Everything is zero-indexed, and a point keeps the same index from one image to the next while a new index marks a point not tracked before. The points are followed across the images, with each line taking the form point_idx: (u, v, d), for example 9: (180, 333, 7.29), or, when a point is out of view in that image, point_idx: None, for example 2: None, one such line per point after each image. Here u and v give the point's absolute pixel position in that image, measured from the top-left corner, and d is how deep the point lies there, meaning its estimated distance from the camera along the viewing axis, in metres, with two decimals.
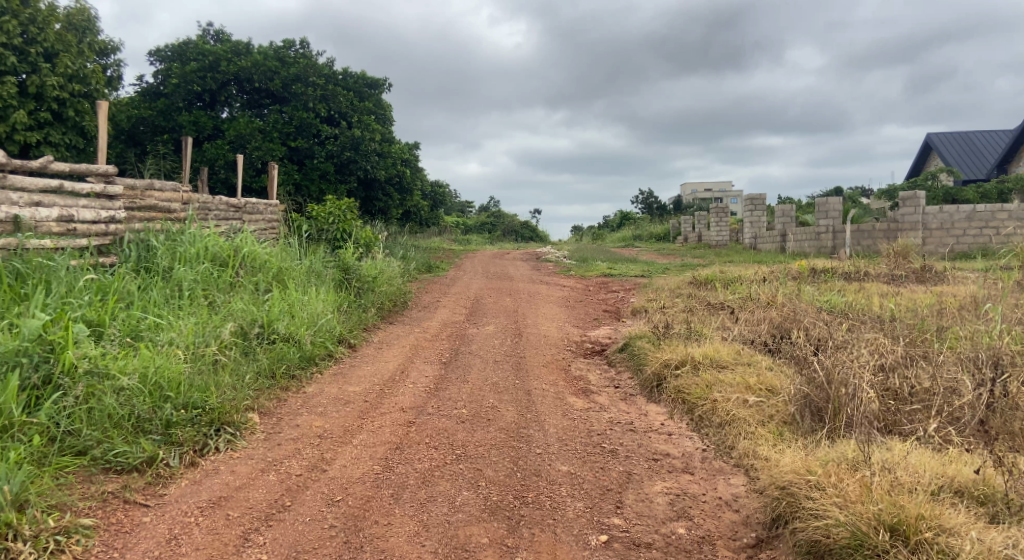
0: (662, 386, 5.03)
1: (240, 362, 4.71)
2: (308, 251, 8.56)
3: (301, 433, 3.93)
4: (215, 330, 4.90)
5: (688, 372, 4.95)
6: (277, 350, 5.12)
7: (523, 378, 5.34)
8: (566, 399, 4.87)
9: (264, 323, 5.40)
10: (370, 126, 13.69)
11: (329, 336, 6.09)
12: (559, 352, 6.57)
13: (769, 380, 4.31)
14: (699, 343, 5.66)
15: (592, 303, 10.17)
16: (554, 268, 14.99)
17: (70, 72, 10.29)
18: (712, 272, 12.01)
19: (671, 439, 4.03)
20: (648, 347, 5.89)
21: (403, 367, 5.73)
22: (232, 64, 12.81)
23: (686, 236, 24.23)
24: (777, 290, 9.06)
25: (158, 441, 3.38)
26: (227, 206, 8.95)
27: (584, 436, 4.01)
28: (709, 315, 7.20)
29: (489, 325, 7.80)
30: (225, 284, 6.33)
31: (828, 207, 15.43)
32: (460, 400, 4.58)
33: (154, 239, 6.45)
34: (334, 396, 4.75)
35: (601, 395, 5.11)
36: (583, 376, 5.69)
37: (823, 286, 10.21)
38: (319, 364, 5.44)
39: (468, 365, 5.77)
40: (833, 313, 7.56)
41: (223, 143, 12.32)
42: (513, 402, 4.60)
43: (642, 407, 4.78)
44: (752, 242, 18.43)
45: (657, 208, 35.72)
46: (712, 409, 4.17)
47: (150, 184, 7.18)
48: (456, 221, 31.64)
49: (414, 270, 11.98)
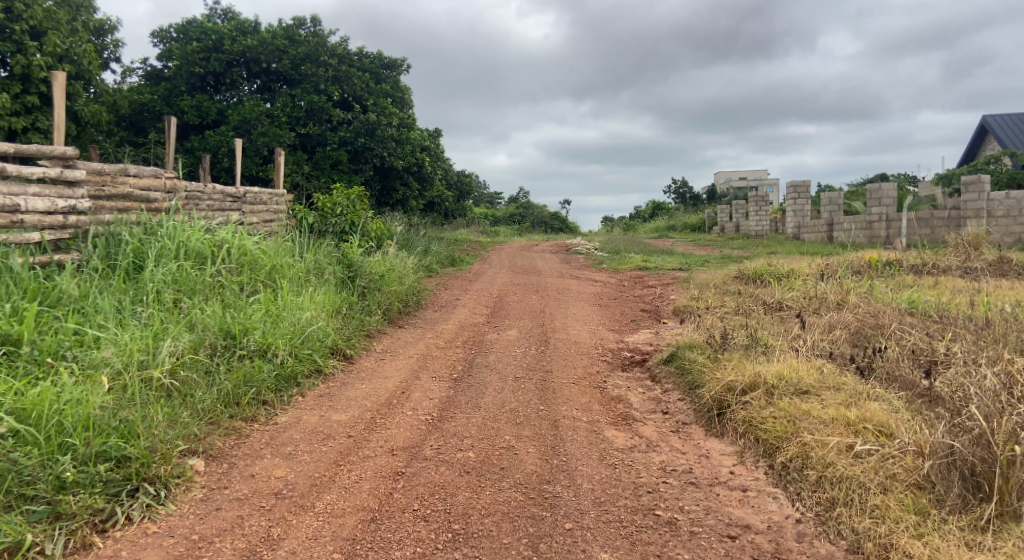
0: (726, 415, 3.97)
1: (193, 388, 3.78)
2: (310, 245, 7.62)
3: (253, 490, 2.96)
4: (172, 343, 4.00)
5: (761, 398, 3.87)
6: (243, 370, 4.14)
7: (548, 403, 4.31)
8: (603, 434, 3.83)
9: (234, 334, 4.46)
10: (386, 110, 12.77)
11: (320, 347, 5.13)
12: (592, 364, 5.53)
13: (882, 420, 3.25)
14: (768, 359, 4.57)
15: (627, 301, 9.10)
16: (585, 261, 13.95)
17: (59, 52, 9.56)
18: (760, 265, 10.82)
19: (749, 499, 3.00)
20: (702, 361, 4.84)
21: (405, 386, 4.74)
22: (237, 44, 11.99)
23: (722, 226, 22.87)
24: (842, 287, 7.90)
25: (37, 513, 2.52)
26: (222, 195, 8.06)
27: (629, 495, 2.98)
28: (770, 320, 6.10)
29: (511, 328, 6.80)
30: (202, 284, 5.40)
31: (881, 194, 14.08)
32: (467, 437, 3.58)
33: (123, 232, 5.60)
34: (311, 430, 3.78)
35: (646, 425, 4.10)
36: (623, 398, 4.67)
37: (890, 281, 8.98)
38: (301, 385, 4.48)
39: (483, 383, 4.77)
40: (916, 316, 6.38)
41: (227, 129, 11.49)
42: (536, 441, 3.58)
43: (700, 446, 3.73)
44: (795, 232, 17.05)
45: (690, 197, 34.13)
46: (802, 456, 3.13)
47: (124, 168, 6.27)
48: (482, 214, 30.78)
49: (434, 265, 11.05)
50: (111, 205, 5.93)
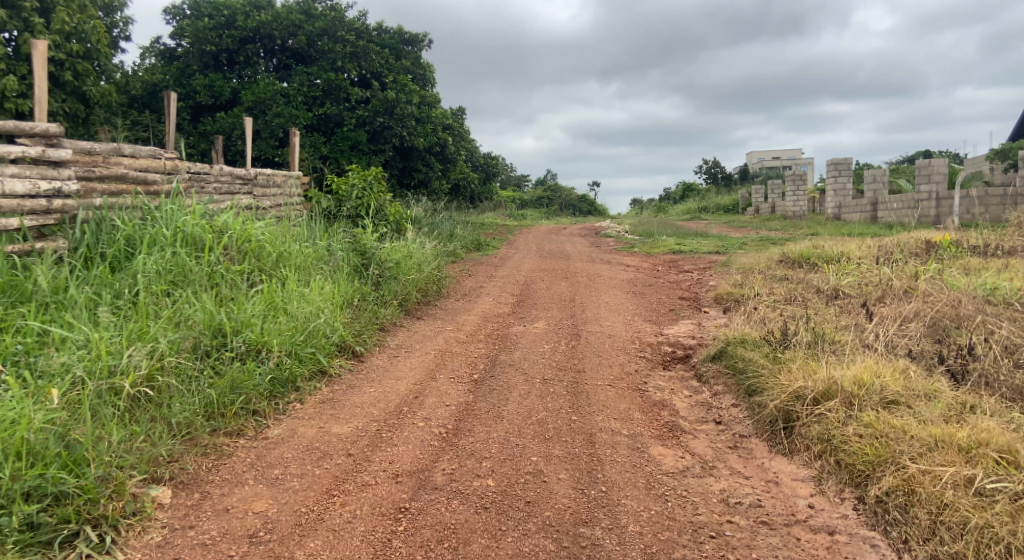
0: (795, 428, 3.33)
1: (169, 398, 3.27)
2: (323, 230, 7.09)
3: (224, 532, 2.47)
4: (149, 343, 3.49)
5: (839, 410, 3.22)
6: (230, 375, 3.59)
7: (581, 412, 3.71)
8: (648, 452, 3.23)
9: (226, 331, 3.94)
10: (407, 87, 12.17)
11: (326, 345, 4.60)
12: (629, 361, 4.91)
13: (1004, 443, 2.63)
14: (839, 360, 3.91)
15: (663, 287, 8.44)
16: (616, 244, 13.28)
17: (69, 29, 8.93)
18: (805, 246, 10.07)
19: (840, 550, 2.43)
20: (760, 360, 4.20)
21: (418, 389, 4.17)
22: (251, 19, 11.47)
23: (756, 206, 21.92)
24: (904, 271, 7.15)
25: None
26: (230, 177, 7.57)
27: (688, 543, 2.43)
28: (830, 311, 5.42)
29: (538, 319, 6.19)
30: (198, 273, 4.88)
31: (931, 170, 13.11)
32: (486, 458, 3.02)
33: (114, 218, 5.13)
34: (306, 446, 3.25)
35: (699, 439, 3.49)
36: (668, 404, 4.06)
37: (954, 263, 8.20)
38: (301, 391, 3.94)
39: (508, 386, 4.18)
40: (995, 305, 5.66)
41: (242, 110, 11.03)
42: (570, 463, 3.00)
43: (766, 468, 3.11)
44: (836, 212, 16.13)
45: (722, 176, 32.98)
46: (903, 490, 2.54)
47: (118, 148, 5.78)
48: (508, 198, 30.09)
49: (458, 250, 10.50)
50: (103, 187, 5.45)
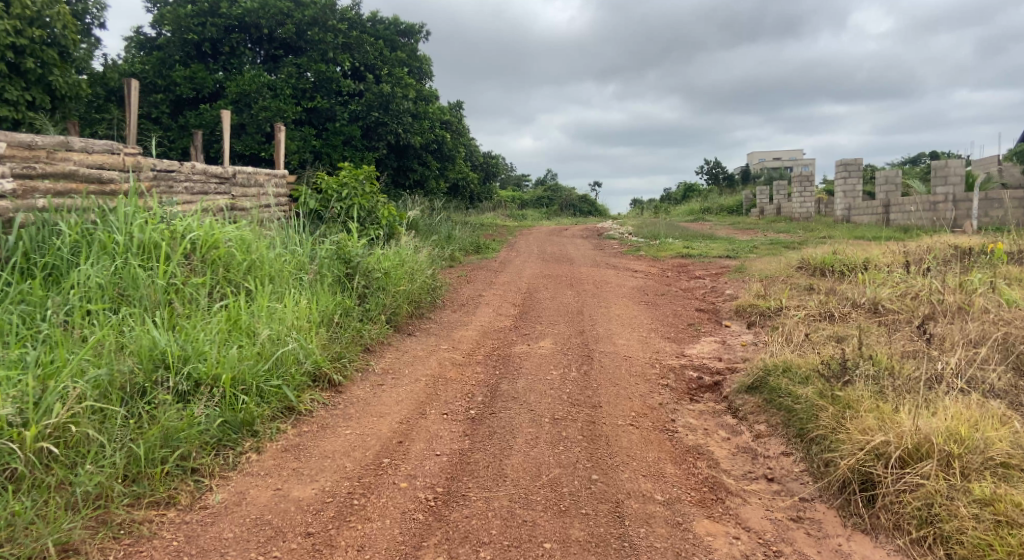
0: (877, 499, 2.63)
1: (80, 462, 2.58)
2: (304, 232, 6.36)
3: None
4: (63, 382, 2.77)
5: (937, 480, 2.52)
6: (165, 423, 2.85)
7: (603, 467, 3.00)
8: (689, 532, 2.54)
9: (168, 366, 3.18)
10: (402, 81, 11.45)
11: (297, 374, 3.87)
12: (654, 392, 4.16)
13: None
14: (919, 402, 3.18)
15: (678, 297, 7.74)
16: (620, 247, 12.56)
17: (29, 14, 8.12)
18: (825, 251, 9.34)
19: None
20: (815, 397, 3.45)
21: (403, 431, 3.44)
22: (235, 7, 10.76)
23: (761, 208, 21.20)
24: (946, 281, 6.41)
25: None
26: (204, 174, 6.82)
27: None
28: (880, 331, 4.70)
29: (545, 337, 5.46)
30: (143, 285, 4.11)
31: (948, 171, 12.27)
32: (485, 545, 2.41)
33: (58, 221, 4.41)
34: (254, 521, 2.56)
35: (753, 506, 2.79)
36: (706, 451, 3.35)
37: (995, 272, 7.46)
38: (258, 439, 3.20)
39: (511, 428, 3.46)
40: None
41: (225, 103, 10.33)
42: (594, 552, 2.39)
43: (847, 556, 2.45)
44: (846, 214, 15.40)
45: (724, 177, 32.17)
46: None
47: (66, 142, 5.05)
48: (507, 199, 29.33)
49: (456, 254, 9.79)
50: (48, 187, 4.70)
